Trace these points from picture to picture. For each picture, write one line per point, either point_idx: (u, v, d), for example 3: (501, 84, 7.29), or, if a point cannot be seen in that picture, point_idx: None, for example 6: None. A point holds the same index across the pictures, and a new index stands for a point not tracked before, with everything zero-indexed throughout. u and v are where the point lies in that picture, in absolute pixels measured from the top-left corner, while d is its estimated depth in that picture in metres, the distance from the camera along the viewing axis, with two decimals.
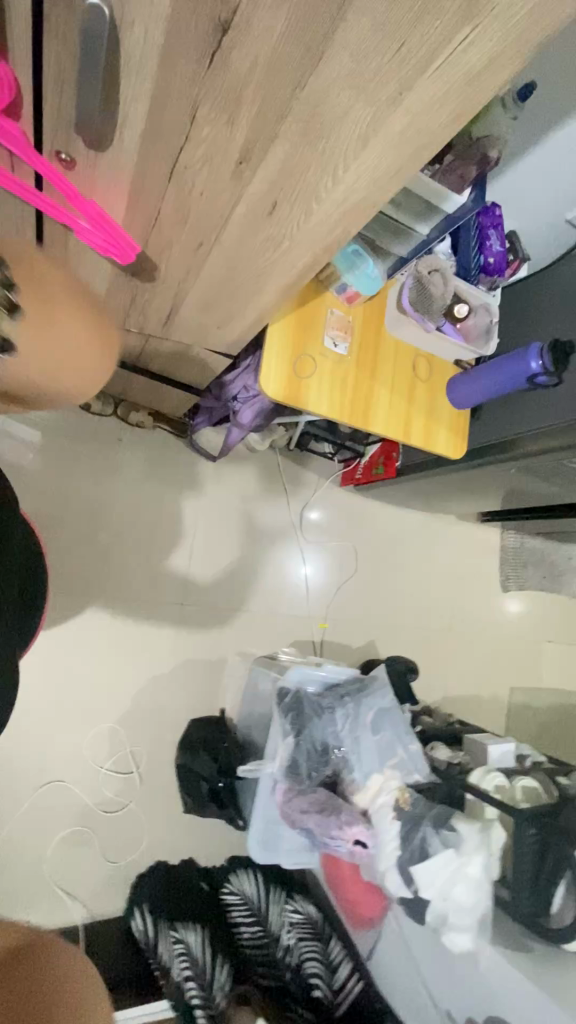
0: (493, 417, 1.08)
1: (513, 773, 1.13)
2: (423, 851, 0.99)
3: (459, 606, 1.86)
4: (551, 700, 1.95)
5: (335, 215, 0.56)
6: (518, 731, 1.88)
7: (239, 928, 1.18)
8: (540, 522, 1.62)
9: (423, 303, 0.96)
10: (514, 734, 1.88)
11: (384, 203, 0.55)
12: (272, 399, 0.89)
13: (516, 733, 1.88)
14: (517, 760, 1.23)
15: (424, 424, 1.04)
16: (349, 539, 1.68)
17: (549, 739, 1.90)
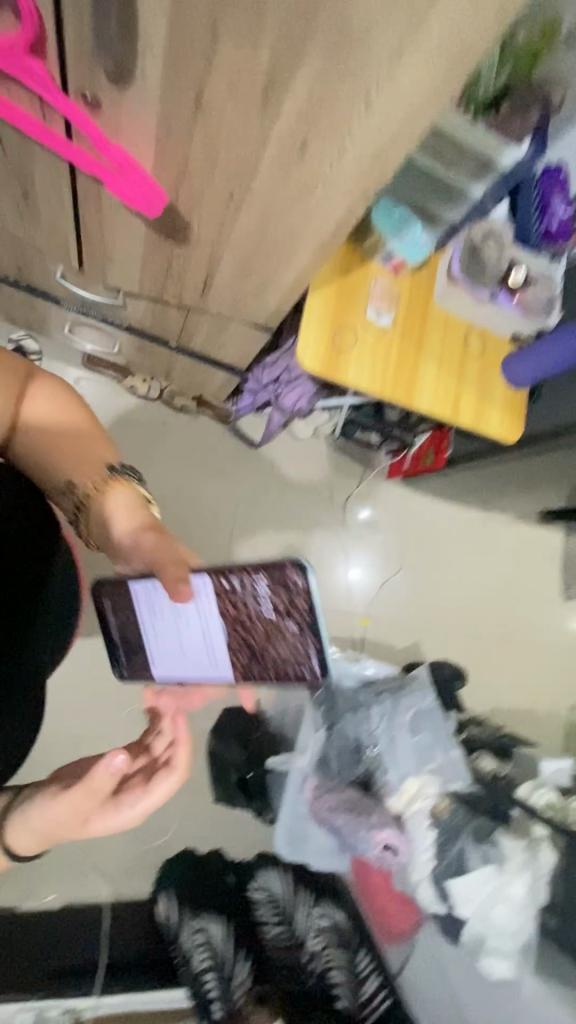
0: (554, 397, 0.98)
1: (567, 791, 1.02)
2: (461, 865, 0.91)
3: (514, 611, 1.74)
4: None
5: (370, 151, 0.52)
6: None
7: (263, 926, 1.13)
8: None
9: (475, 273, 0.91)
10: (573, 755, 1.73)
11: (423, 133, 0.50)
12: (309, 370, 0.86)
13: None
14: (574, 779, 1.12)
15: (475, 402, 0.97)
16: (396, 535, 1.61)
17: None
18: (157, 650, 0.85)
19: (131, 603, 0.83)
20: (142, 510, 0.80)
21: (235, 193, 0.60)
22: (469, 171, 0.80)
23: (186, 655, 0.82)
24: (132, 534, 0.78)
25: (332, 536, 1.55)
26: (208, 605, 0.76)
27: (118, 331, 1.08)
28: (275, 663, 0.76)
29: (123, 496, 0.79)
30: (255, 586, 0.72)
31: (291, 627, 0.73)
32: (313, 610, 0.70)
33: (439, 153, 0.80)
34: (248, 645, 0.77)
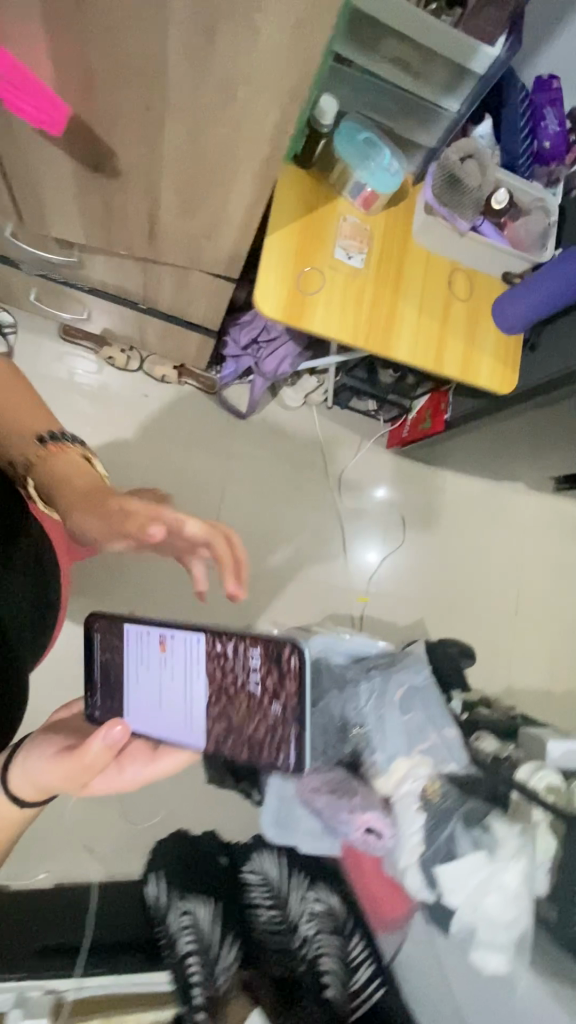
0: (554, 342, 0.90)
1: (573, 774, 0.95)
2: (450, 851, 0.85)
3: (528, 586, 1.64)
4: None
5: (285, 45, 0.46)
6: None
7: (257, 910, 1.10)
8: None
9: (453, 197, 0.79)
10: None
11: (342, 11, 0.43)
12: (271, 317, 0.79)
13: None
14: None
15: (462, 350, 0.88)
16: (396, 506, 1.53)
17: None
18: (131, 701, 0.88)
19: (118, 647, 0.89)
20: (85, 475, 0.69)
21: (158, 106, 0.53)
22: (442, 85, 0.72)
23: (161, 714, 0.87)
24: (73, 498, 0.66)
25: (329, 510, 1.48)
26: (198, 666, 0.85)
27: (85, 296, 1.03)
28: (251, 741, 0.84)
29: (62, 463, 0.68)
30: (250, 655, 0.83)
31: (276, 704, 0.82)
32: (300, 690, 0.80)
33: (408, 64, 0.71)
34: (227, 717, 0.85)
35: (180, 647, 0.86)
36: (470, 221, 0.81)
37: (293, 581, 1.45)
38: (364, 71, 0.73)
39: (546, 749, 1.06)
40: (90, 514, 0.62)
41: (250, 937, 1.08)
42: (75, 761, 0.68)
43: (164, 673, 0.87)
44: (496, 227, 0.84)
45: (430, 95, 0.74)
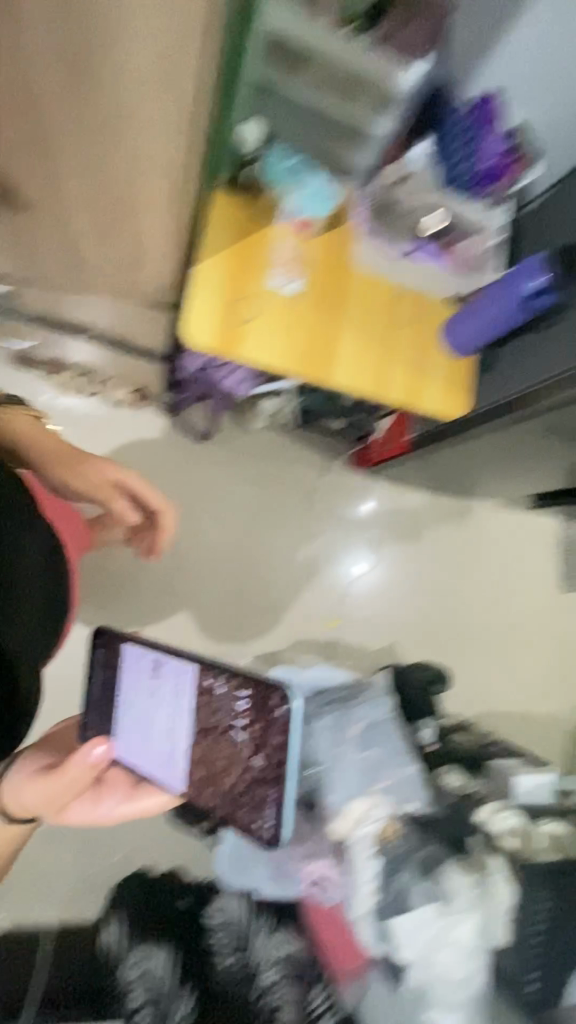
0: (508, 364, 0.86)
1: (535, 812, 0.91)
2: (403, 900, 0.80)
3: (506, 606, 1.61)
4: None
5: None
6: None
7: (218, 954, 1.06)
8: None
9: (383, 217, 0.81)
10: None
11: None
12: (201, 348, 0.77)
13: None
14: (554, 794, 1.03)
15: (407, 375, 0.85)
16: (367, 528, 1.51)
17: None
18: (120, 726, 0.90)
19: (116, 668, 0.92)
20: (48, 436, 0.83)
21: (51, 145, 0.51)
22: (370, 108, 0.70)
23: (147, 745, 0.88)
24: (54, 461, 0.83)
25: (297, 533, 1.46)
26: (186, 702, 0.86)
27: (31, 327, 1.01)
28: (231, 795, 0.82)
29: (17, 423, 0.81)
30: (236, 698, 0.82)
31: (258, 759, 0.80)
32: (286, 746, 0.78)
33: (332, 88, 0.68)
34: (207, 765, 0.84)
35: (173, 678, 0.87)
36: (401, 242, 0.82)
37: (260, 607, 1.43)
38: (288, 96, 0.70)
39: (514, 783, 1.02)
40: (72, 474, 0.84)
41: (208, 985, 1.04)
42: (54, 782, 0.78)
43: (153, 704, 0.89)
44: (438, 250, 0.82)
45: (358, 118, 0.71)
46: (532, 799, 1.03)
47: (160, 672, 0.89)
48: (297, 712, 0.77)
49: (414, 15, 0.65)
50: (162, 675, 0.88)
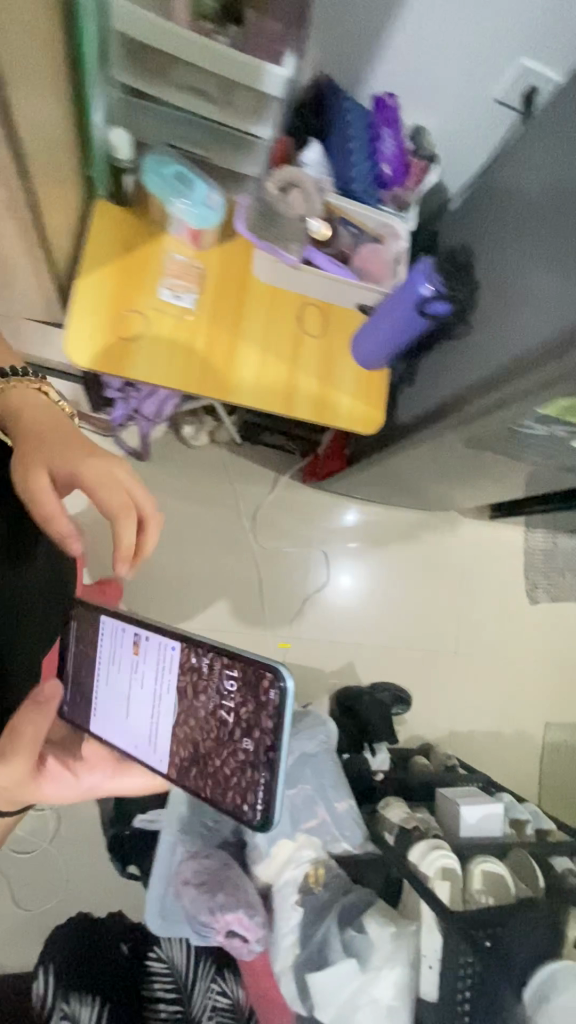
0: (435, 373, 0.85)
1: (473, 851, 0.85)
2: (322, 956, 0.74)
3: (470, 622, 1.55)
4: None
5: None
6: (550, 778, 1.55)
7: (157, 1005, 1.03)
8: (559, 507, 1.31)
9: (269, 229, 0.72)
10: (545, 782, 1.55)
11: None
12: (86, 368, 0.73)
13: (547, 781, 1.55)
14: (502, 826, 0.97)
15: (316, 390, 0.81)
16: (318, 545, 1.45)
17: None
18: (99, 705, 0.81)
19: (91, 640, 0.82)
20: (52, 415, 0.64)
21: None
22: (248, 111, 0.66)
23: (127, 723, 0.78)
24: (34, 434, 0.61)
25: (245, 554, 1.41)
26: (168, 680, 0.76)
27: None
28: (215, 778, 0.70)
29: (20, 399, 0.63)
30: (224, 676, 0.70)
31: (247, 741, 0.68)
32: (278, 732, 0.65)
33: (208, 91, 0.65)
34: (192, 743, 0.73)
35: (152, 654, 0.77)
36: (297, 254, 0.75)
37: (207, 631, 1.38)
38: (164, 101, 0.67)
39: (459, 817, 0.96)
40: (75, 454, 0.61)
41: None
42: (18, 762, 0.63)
43: (134, 681, 0.79)
44: (334, 258, 0.77)
45: (238, 122, 0.68)
46: (478, 833, 0.97)
47: (141, 644, 0.78)
48: (290, 695, 0.64)
49: (271, 7, 0.59)
50: (144, 646, 0.78)
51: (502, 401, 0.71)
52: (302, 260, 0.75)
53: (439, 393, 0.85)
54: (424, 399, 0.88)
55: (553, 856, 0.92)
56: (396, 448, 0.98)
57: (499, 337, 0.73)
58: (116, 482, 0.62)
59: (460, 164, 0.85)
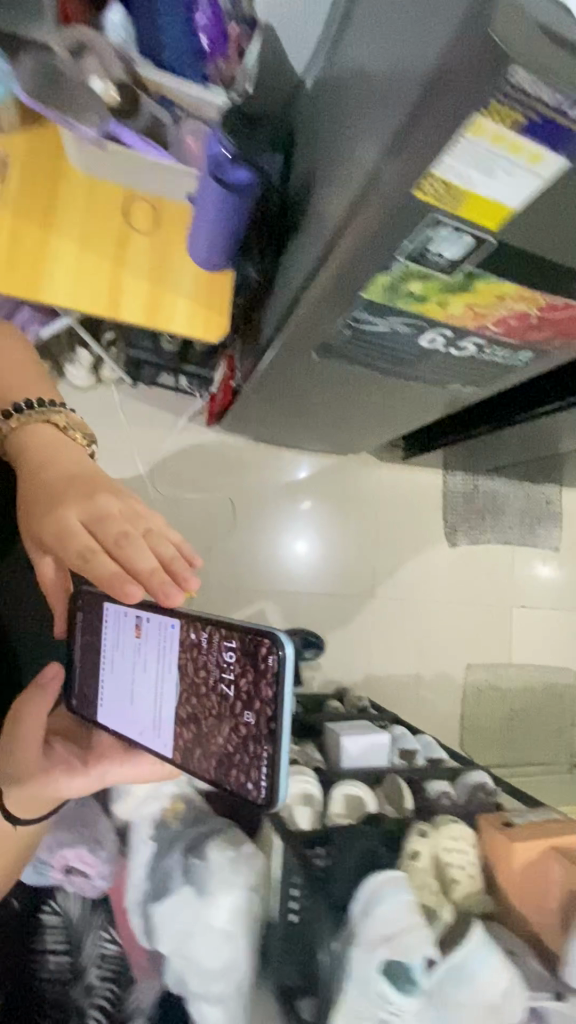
0: (285, 266, 0.78)
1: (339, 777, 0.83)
2: (165, 887, 0.70)
3: (388, 568, 1.52)
4: (512, 679, 1.60)
5: None
6: (469, 720, 1.56)
7: (44, 955, 0.93)
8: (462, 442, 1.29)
9: (55, 92, 0.64)
10: (463, 723, 1.55)
11: None
12: None
13: (466, 722, 1.55)
14: (384, 757, 0.95)
15: (146, 290, 0.75)
16: (224, 493, 1.41)
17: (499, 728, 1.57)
18: (106, 696, 0.75)
19: (98, 627, 0.76)
20: (62, 447, 0.77)
21: None
22: None
23: (133, 712, 0.72)
24: (43, 468, 0.75)
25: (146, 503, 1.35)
26: (170, 657, 0.69)
27: None
28: (218, 758, 0.62)
29: (34, 434, 0.77)
30: (222, 649, 0.62)
31: (248, 716, 0.59)
32: (278, 702, 0.56)
33: None
34: (197, 724, 0.65)
35: (155, 634, 0.70)
36: (96, 127, 0.66)
37: None
38: None
39: (341, 747, 0.94)
40: (72, 503, 0.72)
41: (30, 989, 0.91)
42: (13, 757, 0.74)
43: (136, 664, 0.72)
44: (140, 136, 0.68)
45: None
46: (360, 764, 0.95)
47: (145, 626, 0.70)
48: (289, 660, 0.55)
49: None
50: (148, 627, 0.70)
51: (337, 278, 0.64)
52: (102, 137, 0.67)
53: (292, 284, 0.76)
54: (279, 300, 0.81)
55: (430, 782, 0.90)
56: (269, 359, 0.91)
57: (327, 207, 0.65)
58: (72, 530, 0.70)
59: (300, 36, 0.78)
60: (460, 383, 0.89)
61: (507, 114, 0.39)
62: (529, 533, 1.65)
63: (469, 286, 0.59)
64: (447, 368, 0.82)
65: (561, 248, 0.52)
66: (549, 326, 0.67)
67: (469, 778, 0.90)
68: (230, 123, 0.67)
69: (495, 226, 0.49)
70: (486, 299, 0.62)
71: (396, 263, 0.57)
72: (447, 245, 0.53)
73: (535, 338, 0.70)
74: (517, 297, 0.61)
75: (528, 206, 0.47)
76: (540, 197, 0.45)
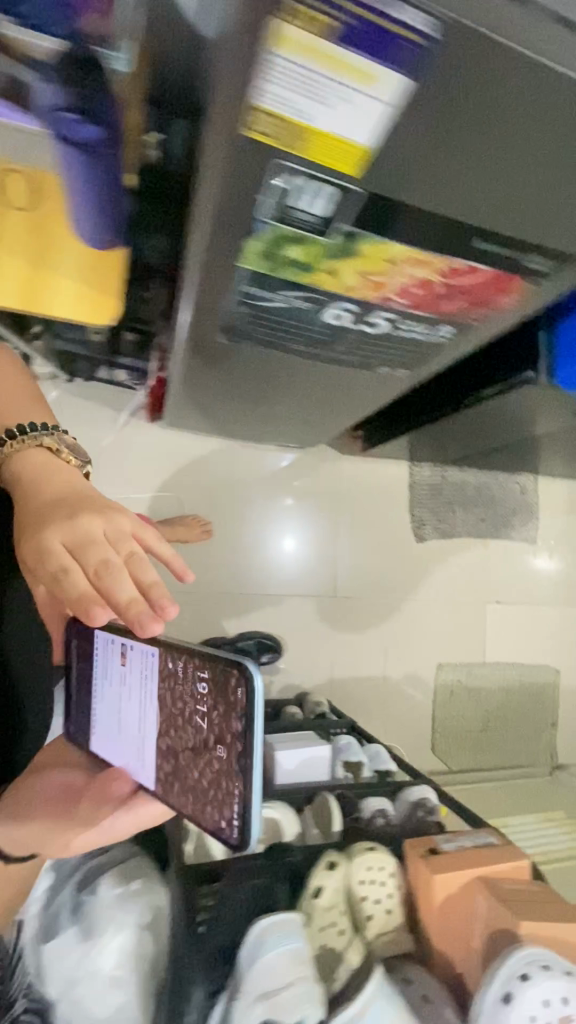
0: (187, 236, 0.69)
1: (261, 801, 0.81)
2: (54, 926, 0.72)
3: (351, 564, 1.45)
4: (486, 678, 1.52)
5: None
6: (443, 722, 1.48)
7: None
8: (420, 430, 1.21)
9: None
10: (436, 725, 1.48)
11: None
12: None
13: (439, 723, 1.48)
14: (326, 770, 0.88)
15: (26, 278, 0.69)
16: (173, 490, 1.34)
17: (473, 730, 1.50)
18: (97, 724, 0.71)
19: (88, 652, 0.71)
20: (58, 469, 0.67)
21: None
22: None
23: (120, 740, 0.67)
24: (32, 491, 0.63)
25: None
26: (152, 690, 0.63)
27: None
28: (194, 796, 0.56)
29: (26, 462, 0.67)
30: (195, 681, 0.56)
31: (221, 750, 0.53)
32: (247, 740, 0.50)
33: None
34: (176, 757, 0.59)
35: (138, 660, 0.64)
36: None
37: None
38: None
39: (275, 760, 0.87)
40: (55, 518, 0.58)
41: None
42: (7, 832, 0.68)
43: (123, 694, 0.67)
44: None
45: None
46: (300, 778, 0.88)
47: (127, 649, 0.64)
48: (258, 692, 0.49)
49: None
50: (131, 653, 0.64)
51: (217, 239, 0.53)
52: None
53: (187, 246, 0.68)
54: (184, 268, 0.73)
55: (368, 798, 0.84)
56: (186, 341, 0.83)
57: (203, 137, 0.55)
58: (52, 550, 0.56)
59: None
60: (388, 367, 0.81)
61: (304, 11, 0.32)
62: (502, 526, 1.58)
63: (357, 249, 0.52)
64: (367, 350, 0.75)
65: (436, 202, 0.44)
66: (459, 296, 0.59)
67: (410, 794, 0.84)
68: (63, 70, 0.56)
69: (354, 168, 0.41)
70: (380, 265, 0.54)
71: (266, 229, 0.50)
72: (311, 201, 0.46)
73: (448, 311, 0.62)
74: (414, 260, 0.53)
75: (381, 146, 0.39)
76: (389, 131, 0.38)
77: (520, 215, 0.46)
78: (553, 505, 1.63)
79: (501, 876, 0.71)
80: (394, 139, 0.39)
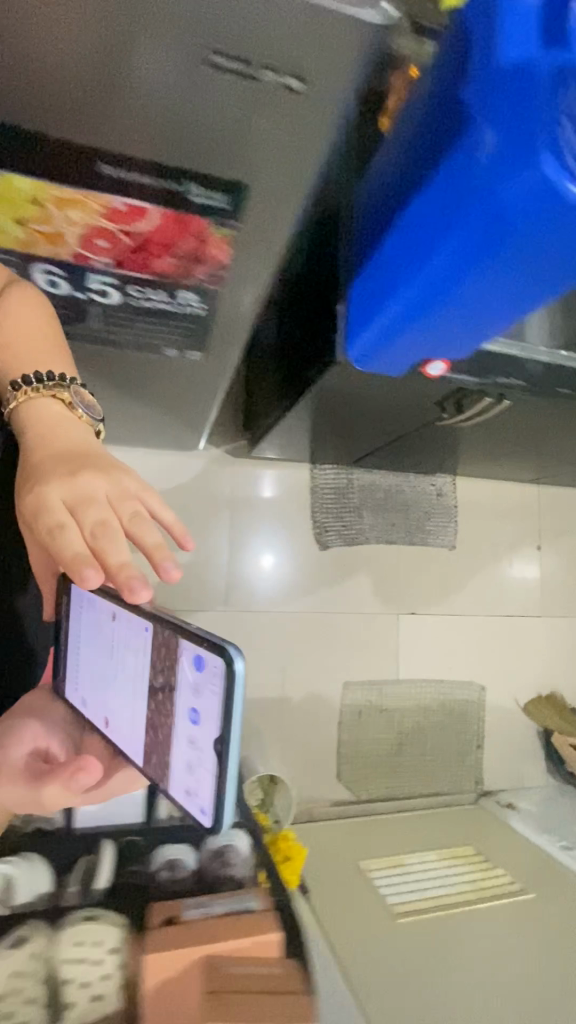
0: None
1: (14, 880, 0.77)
2: None
3: (243, 576, 1.33)
4: (395, 701, 1.40)
5: None
6: (346, 753, 1.35)
7: None
8: (293, 424, 1.11)
9: None
10: (338, 755, 1.34)
11: None
12: None
13: (342, 753, 1.35)
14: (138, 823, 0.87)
15: None
16: None
17: (380, 758, 1.37)
18: (83, 687, 0.61)
19: (75, 611, 0.61)
20: (69, 428, 0.54)
21: None
22: None
23: (106, 707, 0.57)
24: (32, 444, 0.53)
25: None
26: (141, 660, 0.53)
27: None
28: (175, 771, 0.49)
29: (33, 416, 0.55)
30: (184, 659, 0.48)
31: (202, 732, 0.46)
32: (228, 719, 0.44)
33: None
34: (158, 727, 0.51)
35: (127, 628, 0.55)
36: None
37: None
38: None
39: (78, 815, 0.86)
40: (56, 471, 0.50)
41: None
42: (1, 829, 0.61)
43: (111, 660, 0.57)
44: None
45: None
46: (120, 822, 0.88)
47: (118, 610, 0.55)
48: (238, 671, 0.43)
49: None
50: (120, 615, 0.55)
51: None
52: None
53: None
54: None
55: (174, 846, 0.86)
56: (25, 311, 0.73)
57: None
58: (46, 503, 0.48)
59: None
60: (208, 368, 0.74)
61: None
62: (417, 533, 1.46)
63: None
64: (145, 333, 0.65)
65: (192, 152, 0.47)
66: (158, 251, 0.56)
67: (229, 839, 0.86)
68: None
69: None
70: (29, 208, 0.50)
71: None
72: None
73: (165, 271, 0.58)
74: (59, 200, 0.50)
75: (128, 92, 0.44)
76: None
77: (153, 132, 0.46)
78: (474, 507, 1.51)
79: (239, 953, 0.72)
80: (139, 84, 0.43)
